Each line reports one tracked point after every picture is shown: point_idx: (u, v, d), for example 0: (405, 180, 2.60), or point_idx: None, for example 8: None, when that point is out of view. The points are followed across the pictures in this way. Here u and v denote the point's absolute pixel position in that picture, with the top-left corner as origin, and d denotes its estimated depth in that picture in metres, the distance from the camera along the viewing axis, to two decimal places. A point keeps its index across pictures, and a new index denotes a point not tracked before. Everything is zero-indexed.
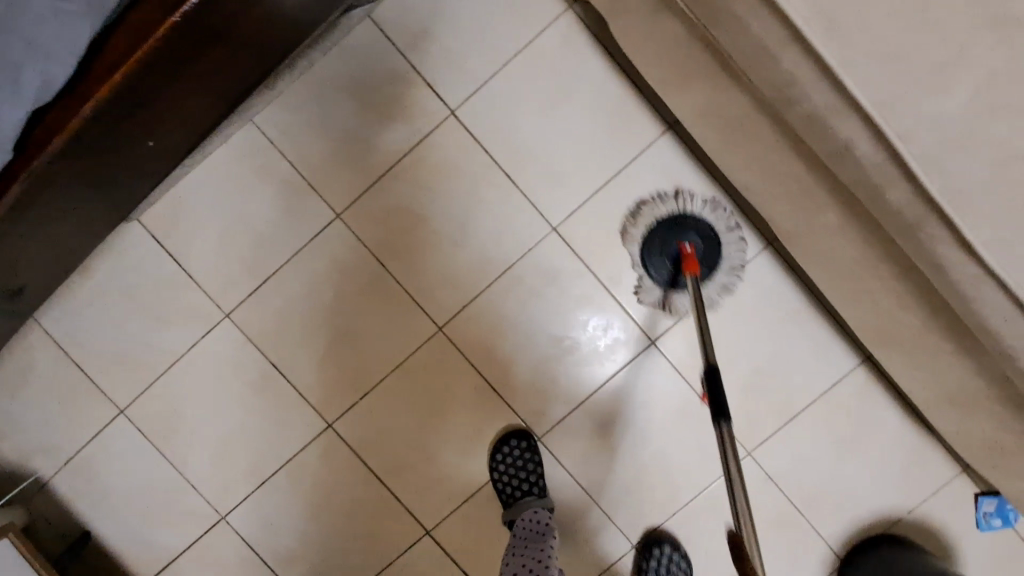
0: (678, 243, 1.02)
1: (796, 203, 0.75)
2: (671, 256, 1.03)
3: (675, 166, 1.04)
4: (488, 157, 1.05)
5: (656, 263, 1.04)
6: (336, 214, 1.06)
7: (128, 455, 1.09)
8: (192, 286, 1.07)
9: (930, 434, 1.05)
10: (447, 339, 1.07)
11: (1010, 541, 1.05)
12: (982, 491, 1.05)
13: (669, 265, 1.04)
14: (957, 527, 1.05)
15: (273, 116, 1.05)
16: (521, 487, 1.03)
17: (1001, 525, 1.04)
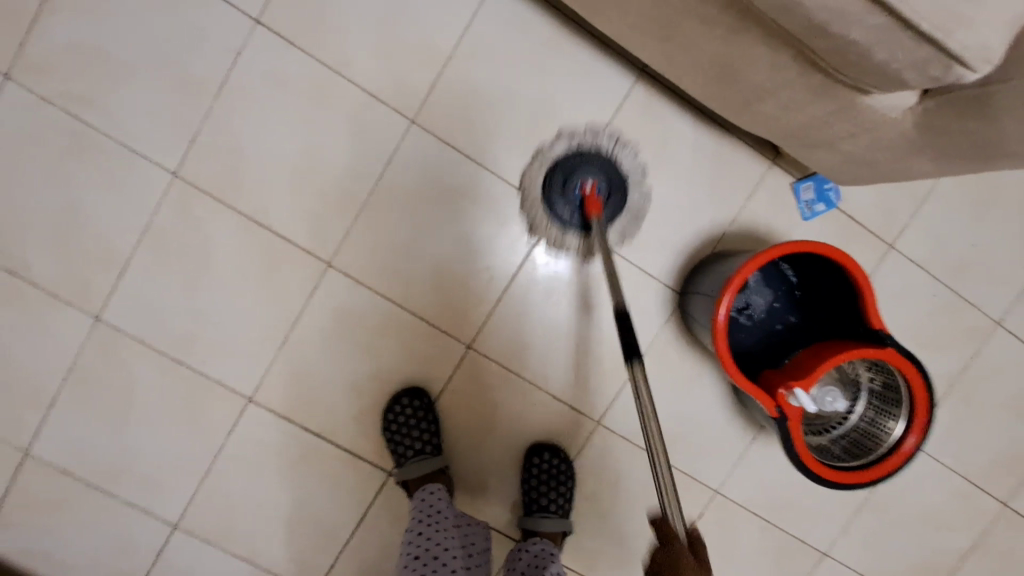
0: (578, 183, 0.95)
1: None
2: (574, 203, 0.97)
3: (517, 13, 0.92)
4: (310, 62, 0.92)
5: (556, 200, 0.97)
6: (172, 173, 0.93)
7: (51, 494, 1.01)
8: (46, 300, 0.95)
9: (855, 219, 1.00)
10: (341, 275, 0.98)
11: (951, 302, 1.04)
12: (916, 260, 1.02)
13: (574, 212, 0.97)
14: (901, 304, 1.03)
15: (44, 75, 0.90)
16: (413, 448, 0.98)
17: (938, 287, 1.03)
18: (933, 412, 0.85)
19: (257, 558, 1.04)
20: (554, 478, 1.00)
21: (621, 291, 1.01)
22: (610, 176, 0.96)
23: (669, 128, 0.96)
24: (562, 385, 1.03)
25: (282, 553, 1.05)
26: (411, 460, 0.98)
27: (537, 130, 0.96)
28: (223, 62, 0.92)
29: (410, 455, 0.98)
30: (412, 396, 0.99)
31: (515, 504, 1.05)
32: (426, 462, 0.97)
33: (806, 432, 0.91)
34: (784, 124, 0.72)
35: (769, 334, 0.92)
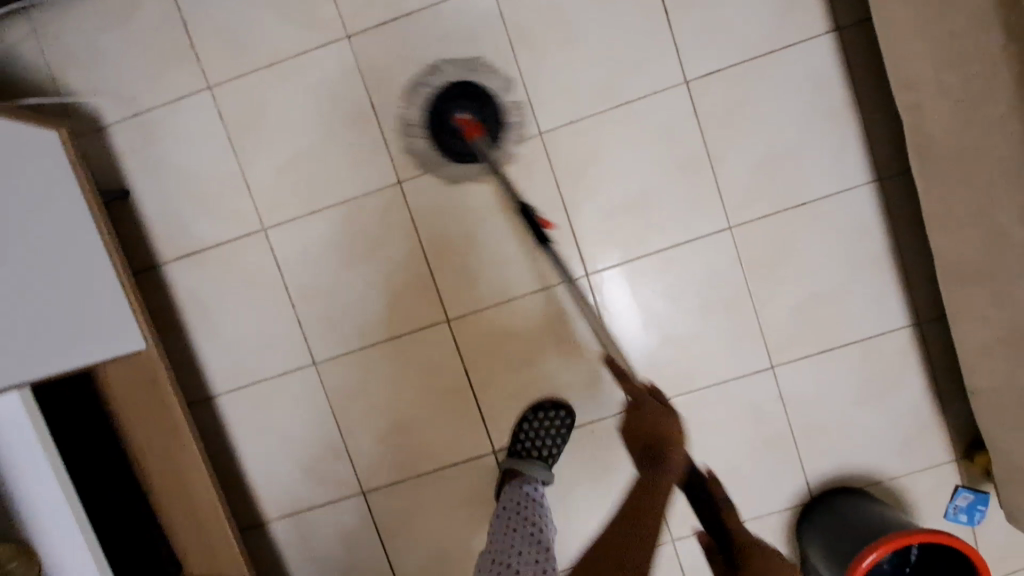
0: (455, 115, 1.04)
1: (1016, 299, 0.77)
2: (453, 131, 1.04)
3: (865, 215, 1.05)
4: (698, 134, 1.04)
5: (446, 138, 1.05)
6: (539, 131, 1.06)
7: (252, 272, 1.10)
8: (378, 142, 1.07)
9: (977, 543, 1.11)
10: (585, 292, 1.09)
11: None
12: None
13: (452, 136, 1.05)
14: None
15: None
16: (537, 450, 1.08)
17: None
18: None
19: (350, 434, 1.14)
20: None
21: (771, 458, 1.11)
22: (483, 108, 1.05)
23: (903, 376, 1.07)
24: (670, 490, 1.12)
25: (372, 447, 1.14)
26: (529, 458, 1.08)
27: (809, 303, 1.07)
28: (642, 86, 1.04)
29: (531, 455, 1.08)
30: (563, 411, 1.09)
31: (573, 560, 1.16)
32: (538, 469, 1.06)
33: None
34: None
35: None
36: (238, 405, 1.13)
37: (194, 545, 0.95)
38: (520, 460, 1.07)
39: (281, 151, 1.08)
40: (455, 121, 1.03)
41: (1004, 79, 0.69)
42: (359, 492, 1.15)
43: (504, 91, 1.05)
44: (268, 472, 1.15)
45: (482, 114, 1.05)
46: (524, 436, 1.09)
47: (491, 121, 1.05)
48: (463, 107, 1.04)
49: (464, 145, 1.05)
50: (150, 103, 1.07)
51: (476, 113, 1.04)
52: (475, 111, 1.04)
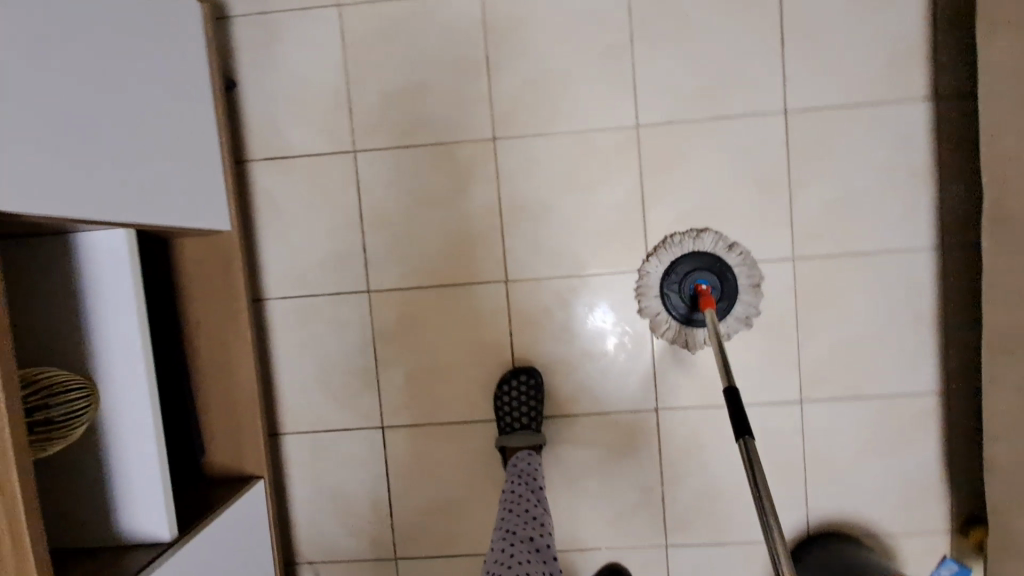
0: (694, 283, 1.08)
1: None
2: (687, 294, 1.09)
3: (918, 277, 1.10)
4: (785, 163, 1.09)
5: (671, 295, 1.10)
6: (636, 124, 1.10)
7: (331, 188, 1.14)
8: (482, 96, 1.11)
9: None
10: (642, 287, 1.11)
11: None
12: None
13: (685, 301, 1.09)
14: None
15: None
16: (521, 421, 1.10)
17: None
18: None
19: (383, 368, 1.16)
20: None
21: (778, 487, 1.14)
22: (723, 284, 1.08)
23: (919, 438, 1.12)
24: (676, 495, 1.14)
25: (401, 384, 1.16)
26: (517, 430, 1.11)
27: (849, 348, 1.11)
28: (744, 107, 1.08)
29: (516, 426, 1.11)
30: (526, 375, 1.11)
31: (568, 545, 1.17)
32: (528, 436, 1.10)
33: None
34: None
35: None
36: (284, 312, 1.16)
37: (222, 428, 0.98)
38: (509, 435, 1.10)
39: (390, 82, 1.11)
40: (694, 287, 1.07)
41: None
42: (377, 425, 1.17)
43: (747, 286, 1.09)
44: (297, 384, 1.17)
45: (723, 290, 1.08)
46: (505, 413, 1.11)
47: (728, 295, 1.09)
48: (705, 277, 1.08)
49: (692, 306, 1.09)
50: (279, 7, 1.11)
51: (717, 285, 1.08)
52: (717, 286, 1.08)
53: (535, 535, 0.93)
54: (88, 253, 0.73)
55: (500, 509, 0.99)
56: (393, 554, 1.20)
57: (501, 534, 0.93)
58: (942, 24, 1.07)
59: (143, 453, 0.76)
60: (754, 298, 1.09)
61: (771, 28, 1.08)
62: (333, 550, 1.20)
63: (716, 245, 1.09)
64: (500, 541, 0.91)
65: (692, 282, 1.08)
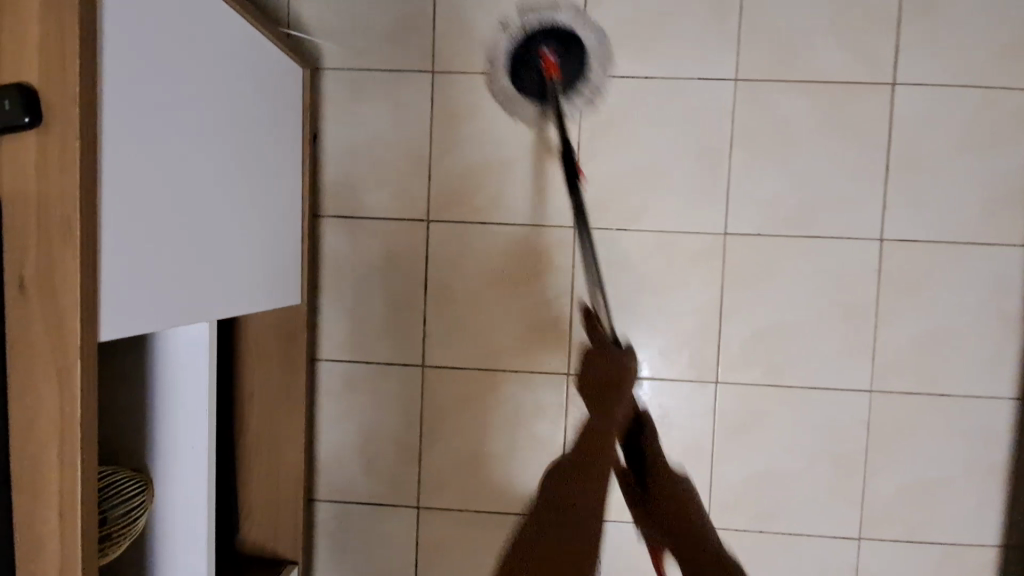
0: (540, 49, 1.04)
1: None
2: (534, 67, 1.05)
3: (998, 427, 1.05)
4: (874, 292, 1.05)
5: (525, 74, 1.05)
6: (724, 232, 1.05)
7: (400, 256, 1.09)
8: (568, 182, 1.06)
9: None
10: (711, 398, 1.07)
11: None
12: None
13: (530, 70, 1.05)
14: None
15: (755, 105, 1.04)
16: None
17: None
18: None
19: (429, 446, 1.11)
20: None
21: None
22: (569, 47, 1.04)
23: None
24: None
25: (445, 465, 1.11)
26: None
27: (916, 490, 1.07)
28: (840, 229, 1.04)
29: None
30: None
31: None
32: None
33: None
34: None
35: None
36: (334, 376, 1.11)
37: (262, 508, 0.93)
38: None
39: (476, 156, 1.07)
40: (540, 57, 1.04)
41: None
42: (414, 506, 1.12)
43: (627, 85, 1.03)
44: (336, 452, 1.12)
45: (566, 52, 1.04)
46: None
47: (574, 55, 1.05)
48: (550, 44, 1.04)
49: (541, 79, 1.04)
50: (373, 65, 1.07)
51: (561, 48, 1.04)
52: (558, 50, 1.04)
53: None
54: (166, 346, 0.68)
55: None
56: None
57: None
58: None
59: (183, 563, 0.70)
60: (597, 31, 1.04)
61: (878, 153, 1.04)
62: None
63: (578, 14, 1.04)
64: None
65: (540, 49, 1.04)
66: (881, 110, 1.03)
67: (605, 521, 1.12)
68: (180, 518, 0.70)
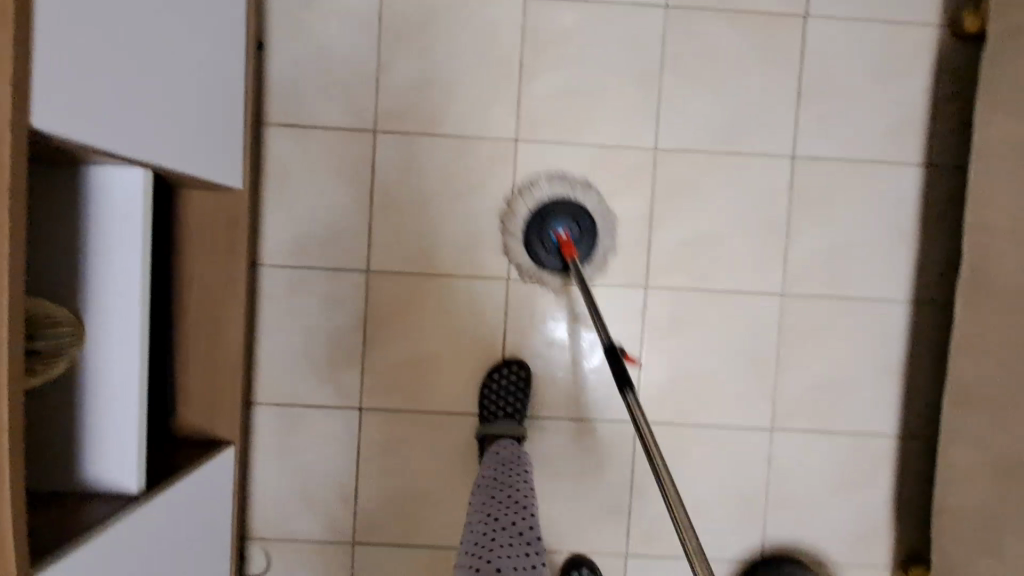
0: None
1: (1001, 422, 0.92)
2: None
3: (892, 327, 1.17)
4: (786, 205, 1.15)
5: None
6: (655, 147, 1.13)
7: (346, 164, 1.12)
8: (512, 95, 1.12)
9: None
10: (641, 302, 1.15)
11: None
12: None
13: None
14: None
15: (685, 29, 1.13)
16: (504, 411, 1.12)
17: None
18: None
19: (372, 349, 1.15)
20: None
21: (742, 510, 1.18)
22: None
23: (875, 478, 1.18)
24: (646, 506, 1.18)
25: (388, 368, 1.15)
26: (497, 419, 1.12)
27: (823, 386, 1.17)
28: (758, 147, 1.14)
29: (499, 413, 1.12)
30: (517, 365, 1.14)
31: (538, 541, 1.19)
32: (509, 423, 1.11)
33: None
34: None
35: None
36: (277, 281, 1.13)
37: (200, 387, 0.95)
38: (488, 423, 1.11)
39: (422, 67, 1.11)
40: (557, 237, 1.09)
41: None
42: (356, 407, 1.15)
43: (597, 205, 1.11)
44: (279, 356, 1.14)
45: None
46: (490, 399, 1.12)
47: None
48: (564, 221, 1.10)
49: (564, 263, 1.10)
50: None
51: None
52: (575, 229, 1.10)
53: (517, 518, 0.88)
54: (102, 181, 0.72)
55: (480, 497, 0.95)
56: (352, 539, 1.17)
57: (481, 519, 0.89)
58: (947, 100, 1.15)
59: (109, 395, 0.74)
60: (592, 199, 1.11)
61: (793, 77, 1.14)
62: (292, 529, 1.16)
63: (607, 243, 1.13)
64: (482, 525, 0.88)
65: None
66: (796, 38, 1.13)
67: (542, 419, 1.18)
68: (109, 349, 0.73)
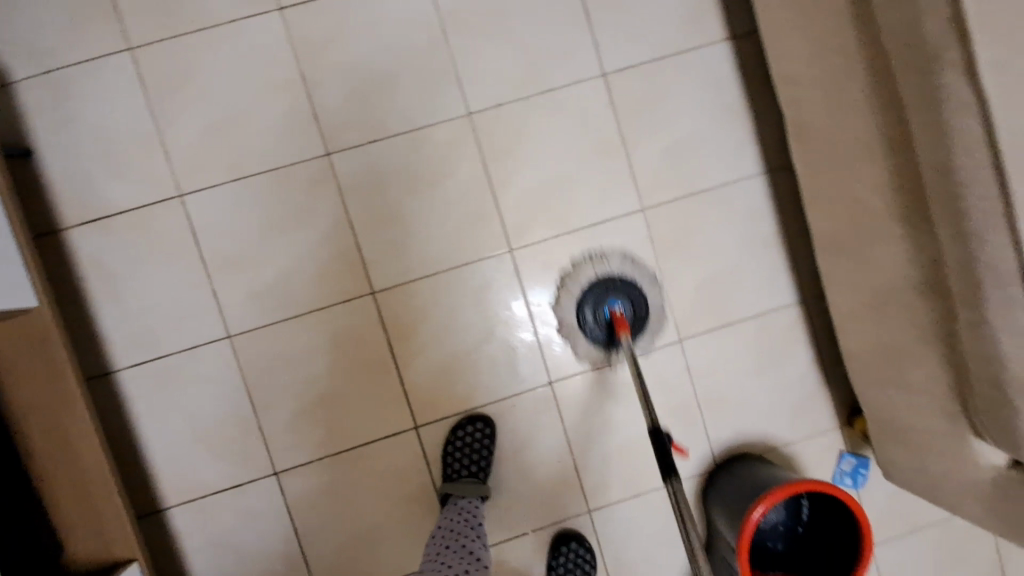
0: None
1: (858, 254, 0.91)
2: None
3: (756, 203, 1.17)
4: (614, 123, 1.14)
5: None
6: (467, 112, 1.11)
7: (164, 239, 1.07)
8: (307, 111, 1.08)
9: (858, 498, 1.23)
10: (514, 267, 1.13)
11: None
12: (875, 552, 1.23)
13: None
14: None
15: None
16: (467, 469, 1.09)
17: (848, 483, 1.19)
18: None
19: (263, 411, 1.09)
20: (583, 565, 1.13)
21: (681, 425, 1.18)
22: None
23: (793, 349, 1.18)
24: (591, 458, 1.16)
25: (286, 425, 1.10)
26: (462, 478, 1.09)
27: (712, 280, 1.17)
28: (566, 78, 1.13)
29: (464, 473, 1.09)
30: (482, 421, 1.11)
31: (500, 533, 1.16)
32: (472, 484, 1.08)
33: None
34: (914, 420, 0.91)
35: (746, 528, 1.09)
36: (139, 380, 1.07)
37: (76, 519, 0.88)
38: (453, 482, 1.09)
39: (207, 116, 1.06)
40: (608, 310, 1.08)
41: (860, 72, 0.80)
42: (271, 473, 1.10)
43: (649, 284, 1.10)
44: (172, 453, 1.08)
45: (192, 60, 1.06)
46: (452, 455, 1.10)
47: None
48: None
49: (609, 329, 1.09)
50: (69, 61, 1.05)
51: None
52: (629, 309, 1.09)
53: (470, 569, 0.92)
54: None
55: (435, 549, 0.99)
56: None
57: (436, 569, 0.93)
58: None
59: None
60: (552, 279, 1.14)
61: None
62: None
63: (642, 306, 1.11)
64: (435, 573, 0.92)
65: None
66: None
67: (461, 415, 1.13)
68: None
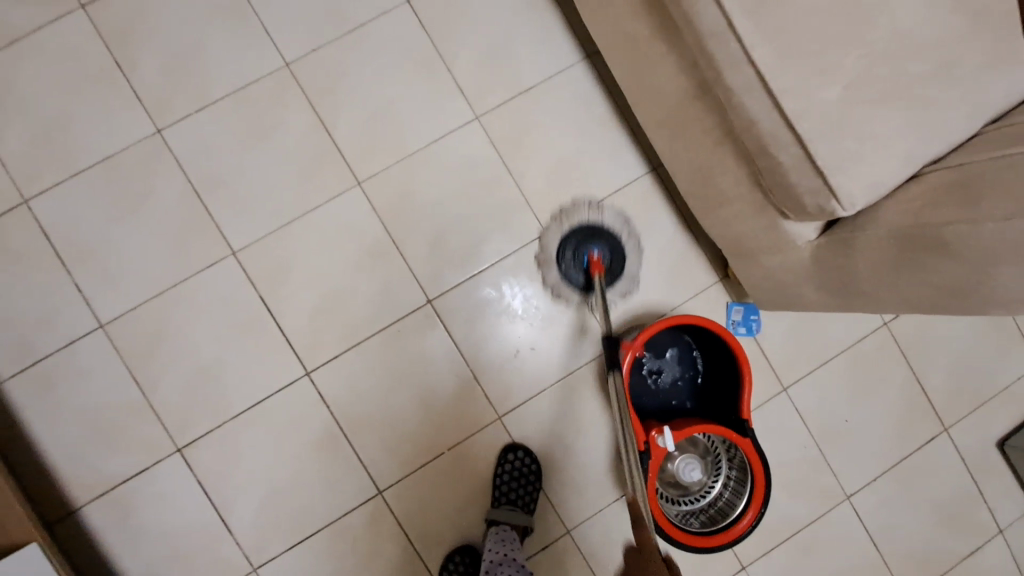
0: None
1: (651, 89, 0.94)
2: None
3: (584, 87, 1.21)
4: (429, 43, 1.18)
5: None
6: (285, 63, 1.15)
7: (18, 246, 1.10)
8: (130, 97, 1.12)
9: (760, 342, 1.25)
10: (366, 198, 1.16)
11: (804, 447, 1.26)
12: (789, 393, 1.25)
13: None
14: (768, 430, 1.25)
15: None
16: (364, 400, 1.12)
17: (743, 333, 1.23)
18: (766, 495, 1.01)
19: (153, 391, 1.11)
20: (524, 472, 1.14)
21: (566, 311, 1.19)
22: None
23: (656, 215, 1.22)
24: (546, 383, 1.19)
25: (178, 398, 1.11)
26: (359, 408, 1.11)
27: (561, 168, 1.20)
28: (372, 12, 1.17)
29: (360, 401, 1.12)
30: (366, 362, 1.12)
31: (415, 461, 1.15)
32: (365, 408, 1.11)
33: (676, 495, 1.09)
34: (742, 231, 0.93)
35: (642, 384, 1.12)
36: (23, 386, 1.10)
37: None
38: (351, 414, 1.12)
39: (34, 122, 1.10)
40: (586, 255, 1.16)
41: None
42: (174, 449, 1.11)
43: (624, 233, 1.20)
44: (71, 451, 1.10)
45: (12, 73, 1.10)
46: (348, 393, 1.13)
47: None
48: None
49: (585, 272, 1.17)
50: None
51: None
52: (607, 254, 1.17)
53: None
54: None
55: None
56: (249, 569, 1.12)
57: None
58: None
59: None
60: (407, 202, 1.17)
61: None
62: None
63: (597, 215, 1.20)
64: None
65: None
66: None
67: (351, 351, 1.15)
68: None
